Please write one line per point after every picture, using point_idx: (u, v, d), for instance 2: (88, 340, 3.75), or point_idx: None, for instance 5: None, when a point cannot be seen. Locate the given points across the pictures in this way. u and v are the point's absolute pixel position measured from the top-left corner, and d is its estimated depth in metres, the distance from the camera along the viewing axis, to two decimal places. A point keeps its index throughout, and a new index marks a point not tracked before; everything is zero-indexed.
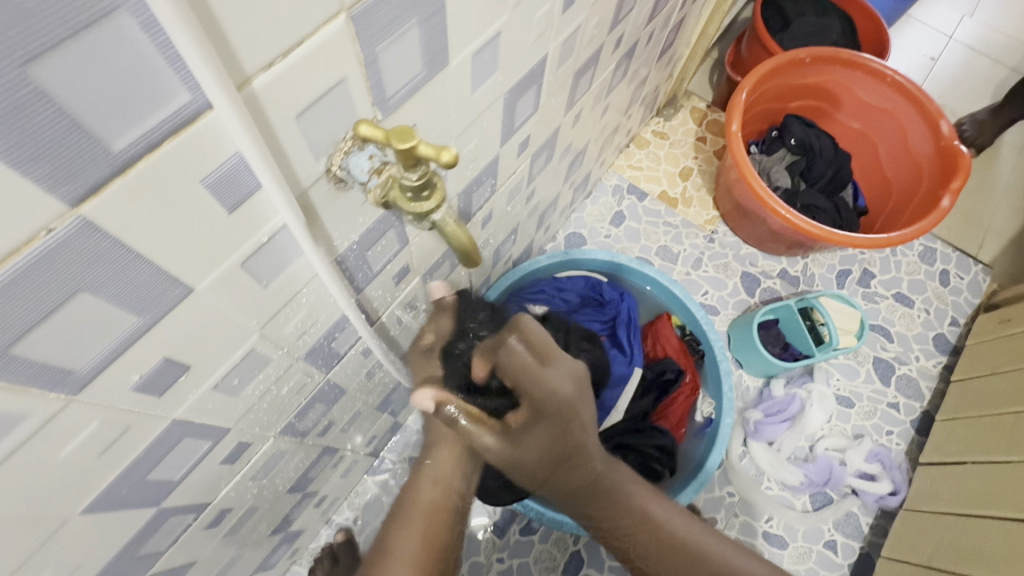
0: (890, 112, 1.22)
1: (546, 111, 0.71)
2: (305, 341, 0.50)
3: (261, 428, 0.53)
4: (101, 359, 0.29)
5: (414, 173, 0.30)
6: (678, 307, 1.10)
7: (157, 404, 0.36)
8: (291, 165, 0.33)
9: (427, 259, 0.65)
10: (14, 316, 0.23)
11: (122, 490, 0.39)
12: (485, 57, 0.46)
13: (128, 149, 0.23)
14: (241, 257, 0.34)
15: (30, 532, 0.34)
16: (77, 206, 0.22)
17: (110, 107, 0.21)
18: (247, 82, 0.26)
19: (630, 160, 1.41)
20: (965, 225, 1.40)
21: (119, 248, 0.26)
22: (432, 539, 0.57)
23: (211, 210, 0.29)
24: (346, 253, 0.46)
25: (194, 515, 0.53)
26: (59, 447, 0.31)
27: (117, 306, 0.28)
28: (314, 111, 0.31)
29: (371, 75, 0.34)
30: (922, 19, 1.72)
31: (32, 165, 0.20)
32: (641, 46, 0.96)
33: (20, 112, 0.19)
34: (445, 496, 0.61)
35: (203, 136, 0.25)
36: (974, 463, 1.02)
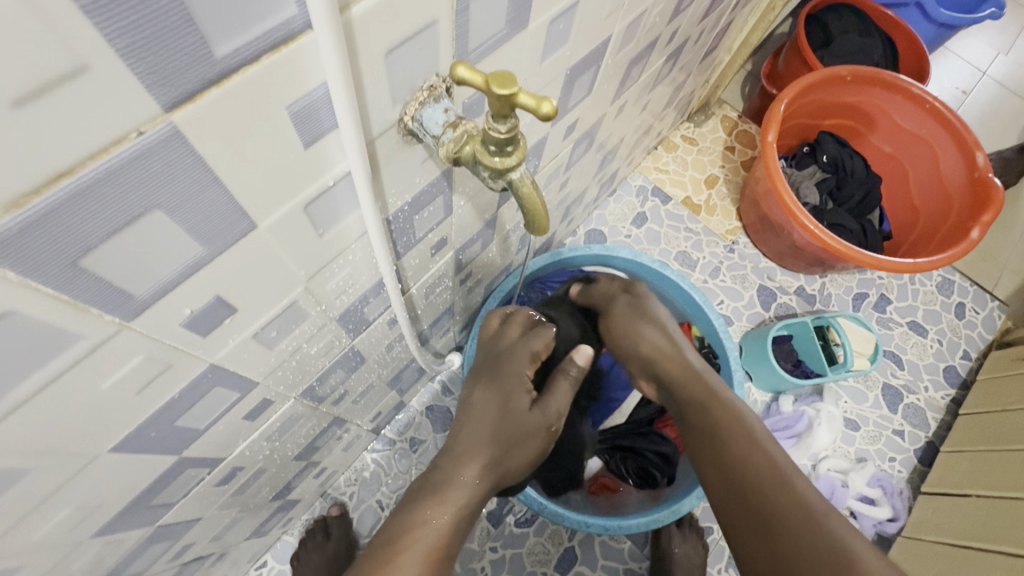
0: (925, 139, 1.21)
1: (597, 96, 0.69)
2: (342, 302, 0.48)
3: (285, 387, 0.52)
4: (160, 287, 0.28)
5: (503, 125, 0.30)
6: (701, 320, 1.08)
7: (200, 344, 0.34)
8: (369, 107, 0.31)
9: (463, 234, 0.64)
10: (87, 224, 0.22)
11: (151, 433, 0.38)
12: (560, 26, 0.44)
13: (229, 57, 0.21)
14: (305, 201, 0.32)
15: (61, 464, 0.33)
16: (171, 111, 0.21)
17: (221, 4, 0.19)
18: (348, 8, 0.24)
19: (657, 162, 1.40)
20: (984, 259, 1.39)
21: (199, 168, 0.24)
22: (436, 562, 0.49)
23: (287, 143, 0.27)
24: (396, 215, 0.45)
25: (208, 470, 0.51)
26: (103, 378, 0.29)
27: (186, 232, 0.26)
28: (400, 53, 0.30)
29: (459, 23, 0.32)
30: (958, 52, 1.72)
31: (135, 56, 0.18)
32: (690, 44, 0.95)
33: None
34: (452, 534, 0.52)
35: (296, 57, 0.24)
36: (978, 497, 1.01)
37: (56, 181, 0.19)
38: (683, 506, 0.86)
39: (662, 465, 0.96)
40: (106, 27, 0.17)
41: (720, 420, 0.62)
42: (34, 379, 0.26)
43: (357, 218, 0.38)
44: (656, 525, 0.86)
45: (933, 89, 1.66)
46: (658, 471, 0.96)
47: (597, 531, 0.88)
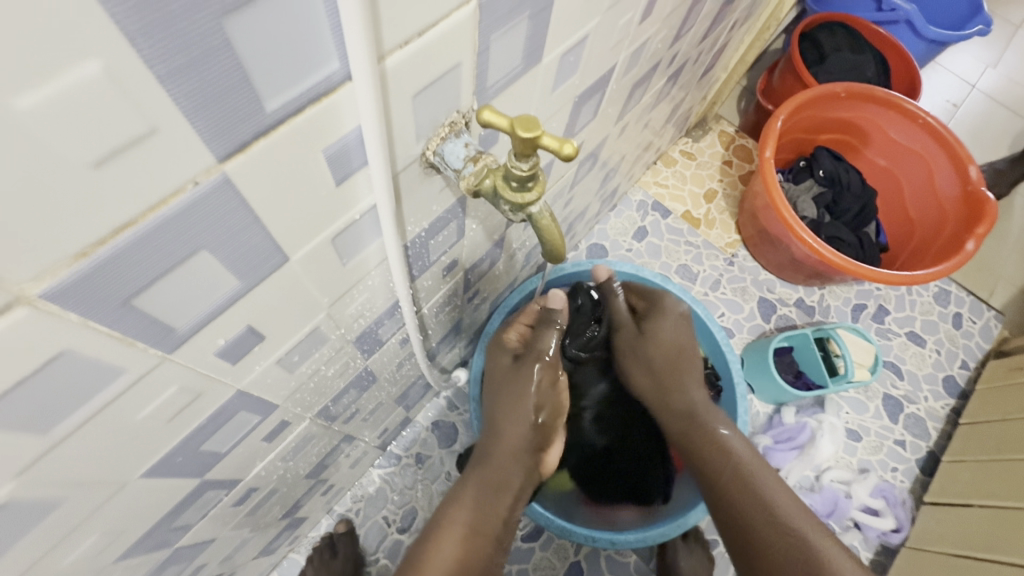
0: (918, 153, 1.24)
1: (602, 119, 0.71)
2: (359, 325, 0.49)
3: (301, 409, 0.53)
4: (198, 321, 0.29)
5: (525, 163, 0.32)
6: (704, 336, 1.10)
7: (228, 372, 0.36)
8: (396, 144, 0.32)
9: (473, 254, 0.65)
10: (142, 267, 0.23)
11: (178, 458, 0.38)
12: (570, 59, 0.46)
13: (277, 111, 0.23)
14: (333, 232, 0.33)
15: (94, 492, 0.34)
16: (223, 162, 0.22)
17: (276, 66, 0.21)
18: (384, 58, 0.26)
19: (656, 177, 1.42)
20: (979, 270, 1.41)
21: (243, 209, 0.25)
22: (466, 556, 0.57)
23: (321, 182, 0.29)
24: (413, 240, 0.46)
25: (226, 491, 0.52)
26: (140, 408, 0.31)
27: (226, 269, 0.28)
28: (426, 94, 0.31)
29: (480, 63, 0.34)
30: (947, 66, 1.76)
31: (198, 117, 0.20)
32: (688, 66, 0.97)
33: (204, 60, 0.19)
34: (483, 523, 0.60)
35: (336, 105, 0.25)
36: (980, 506, 1.02)
37: (119, 231, 0.21)
38: (689, 520, 0.86)
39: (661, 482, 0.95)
40: (175, 93, 0.19)
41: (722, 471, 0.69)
42: (79, 413, 0.27)
43: (378, 247, 0.40)
44: (661, 540, 0.87)
45: (925, 103, 1.69)
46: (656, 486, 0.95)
47: (604, 545, 0.89)
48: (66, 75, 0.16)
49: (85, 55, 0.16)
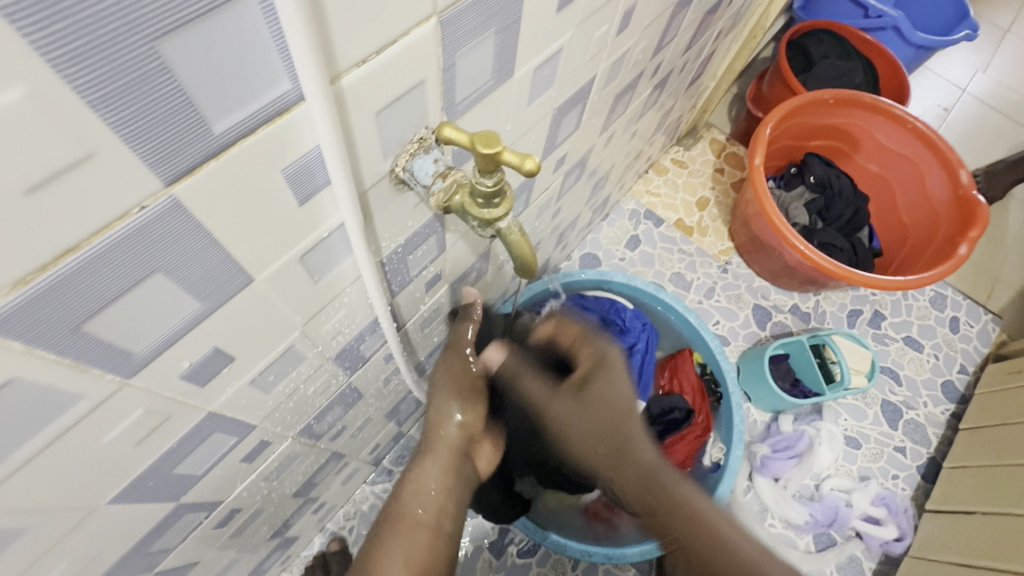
0: (908, 157, 1.24)
1: (585, 130, 0.71)
2: (338, 342, 0.49)
3: (282, 427, 0.52)
4: (159, 344, 0.28)
5: (490, 179, 0.32)
6: (700, 344, 1.09)
7: (197, 395, 0.35)
8: (361, 163, 0.32)
9: (457, 268, 0.65)
10: (90, 292, 0.23)
11: (149, 482, 0.38)
12: (545, 72, 0.46)
13: (227, 133, 0.22)
14: (300, 251, 0.33)
15: (60, 519, 0.33)
16: (171, 185, 0.22)
17: (220, 89, 0.21)
18: (339, 77, 0.26)
19: (648, 186, 1.42)
20: (975, 272, 1.41)
21: (199, 231, 0.25)
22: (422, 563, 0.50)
23: (283, 202, 0.28)
24: (390, 256, 0.46)
25: (206, 513, 0.51)
26: (102, 434, 0.30)
27: (186, 291, 0.27)
28: (391, 111, 0.31)
29: (446, 79, 0.34)
30: (937, 71, 1.77)
31: (139, 140, 0.20)
32: (674, 75, 0.97)
33: (140, 83, 0.18)
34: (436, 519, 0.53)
35: (290, 125, 0.25)
36: (982, 514, 1.01)
37: (63, 256, 0.20)
38: None
39: None
40: (110, 117, 0.18)
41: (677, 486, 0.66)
42: (35, 441, 0.26)
43: (351, 264, 0.39)
44: (659, 553, 0.85)
45: (916, 108, 1.70)
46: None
47: (600, 561, 0.87)
48: None
49: (9, 82, 0.16)
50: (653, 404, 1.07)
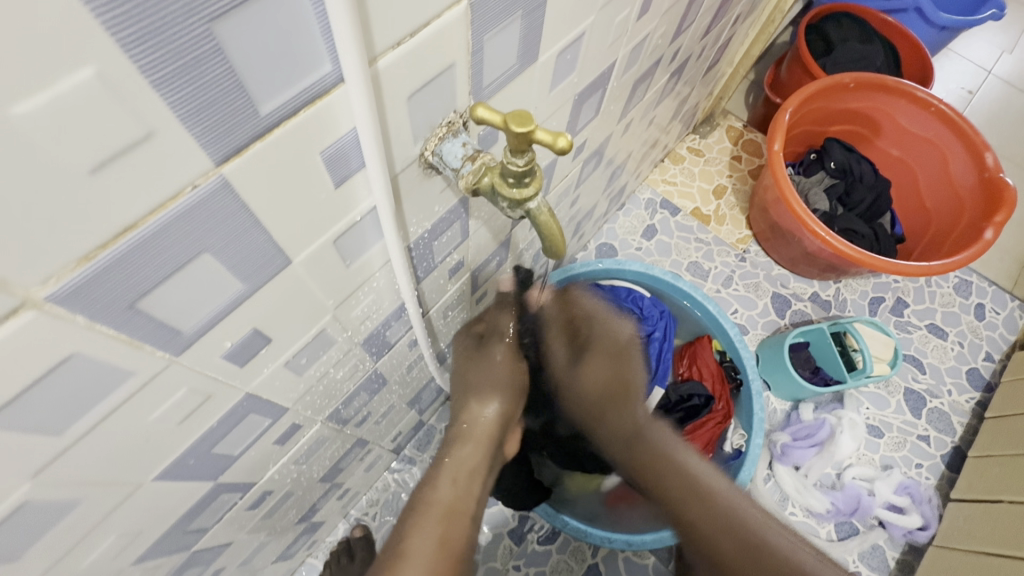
0: (932, 141, 1.21)
1: (605, 116, 0.71)
2: (366, 327, 0.50)
3: (312, 411, 0.53)
4: (204, 323, 0.29)
5: (521, 159, 0.32)
6: (718, 331, 1.08)
7: (237, 375, 0.36)
8: (392, 146, 0.33)
9: (479, 255, 0.65)
10: (144, 270, 0.23)
11: (191, 460, 0.39)
12: (568, 57, 0.46)
13: (272, 115, 0.23)
14: (336, 234, 0.34)
15: (109, 493, 0.34)
16: (220, 164, 0.23)
17: (269, 70, 0.22)
18: (375, 61, 0.26)
19: (664, 174, 1.41)
20: (1002, 259, 1.37)
21: (244, 212, 0.26)
22: (447, 536, 0.49)
23: (321, 184, 0.29)
24: (417, 242, 0.46)
25: (240, 494, 0.53)
26: (150, 410, 0.31)
27: (230, 272, 0.28)
28: (422, 94, 0.32)
29: (474, 63, 0.34)
30: (962, 52, 1.72)
31: (194, 120, 0.21)
32: (692, 61, 0.96)
33: (197, 65, 0.19)
34: (461, 500, 0.53)
35: (329, 108, 0.26)
36: (1009, 502, 0.99)
37: (121, 234, 0.21)
38: None
39: None
40: (168, 98, 0.19)
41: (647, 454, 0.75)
42: (91, 415, 0.28)
43: (380, 248, 0.40)
44: (679, 538, 0.85)
45: (940, 90, 1.65)
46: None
47: (620, 547, 0.87)
48: (63, 83, 0.16)
49: (79, 62, 0.16)
50: (671, 393, 1.07)
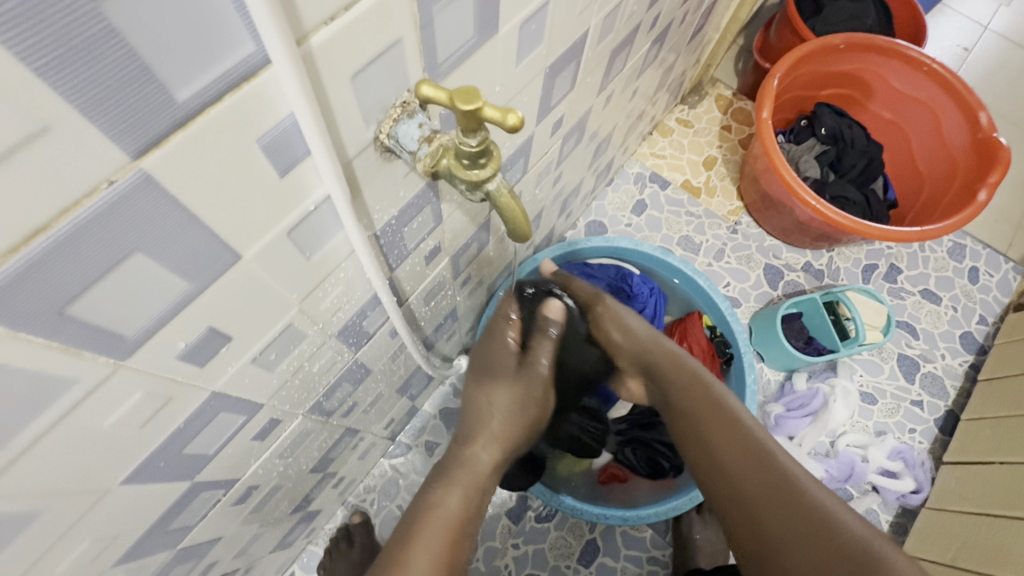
0: (924, 102, 1.18)
1: (581, 90, 0.69)
2: (339, 318, 0.49)
3: (291, 406, 0.52)
4: (150, 325, 0.28)
5: (473, 140, 0.31)
6: (709, 307, 1.07)
7: (198, 375, 0.35)
8: (338, 132, 0.31)
9: (458, 239, 0.64)
10: (69, 275, 0.22)
11: (160, 463, 0.38)
12: (532, 27, 0.44)
13: (191, 101, 0.22)
14: (289, 225, 0.32)
15: (74, 500, 0.34)
16: (139, 158, 0.21)
17: (178, 51, 0.20)
18: (306, 39, 0.25)
19: (653, 148, 1.38)
20: (995, 220, 1.36)
21: (175, 209, 0.24)
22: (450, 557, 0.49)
23: (262, 174, 0.28)
24: (384, 229, 0.45)
25: (224, 491, 0.52)
26: (105, 416, 0.30)
27: (171, 271, 0.27)
28: (367, 73, 0.30)
29: (425, 38, 0.32)
30: (956, 9, 1.67)
31: (96, 111, 0.19)
32: (674, 27, 0.93)
33: (89, 47, 0.18)
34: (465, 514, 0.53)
35: (259, 92, 0.24)
36: (1001, 463, 1.00)
37: (32, 238, 0.20)
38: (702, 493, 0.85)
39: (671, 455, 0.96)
40: (61, 87, 0.18)
41: (694, 408, 0.63)
42: (36, 425, 0.27)
43: (342, 239, 0.39)
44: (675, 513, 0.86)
45: (933, 49, 1.61)
46: (665, 460, 0.96)
47: (616, 523, 0.88)
48: None
49: None
50: None
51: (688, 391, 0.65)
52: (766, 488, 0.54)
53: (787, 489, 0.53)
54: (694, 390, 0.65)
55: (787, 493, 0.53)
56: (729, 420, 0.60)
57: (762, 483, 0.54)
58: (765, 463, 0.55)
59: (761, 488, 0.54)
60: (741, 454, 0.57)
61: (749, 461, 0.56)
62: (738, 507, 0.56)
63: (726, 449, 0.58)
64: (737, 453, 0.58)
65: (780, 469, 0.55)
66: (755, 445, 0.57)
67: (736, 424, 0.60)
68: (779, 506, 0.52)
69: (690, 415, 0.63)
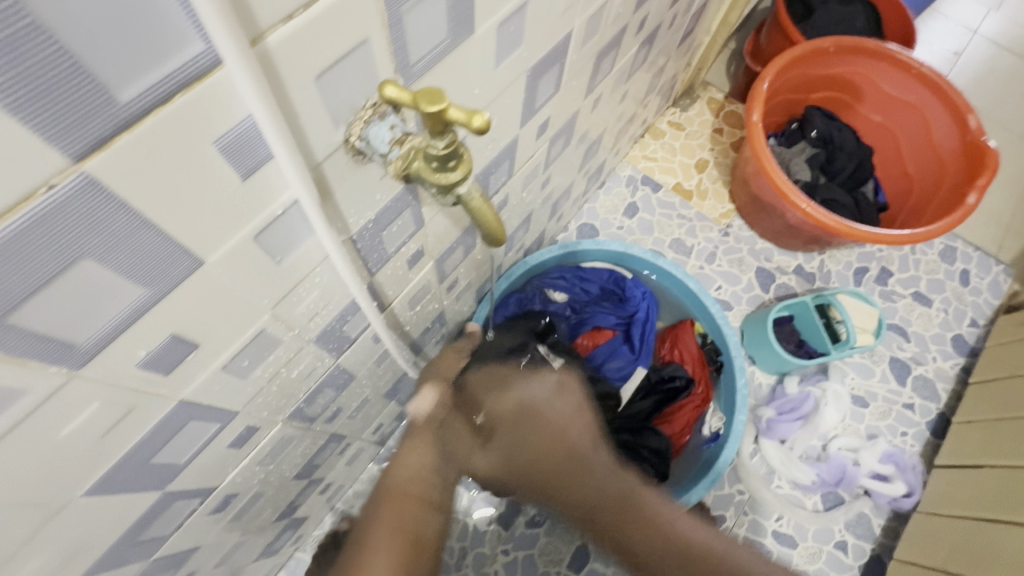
0: (913, 105, 1.19)
1: (567, 93, 0.68)
2: (317, 324, 0.48)
3: (268, 413, 0.51)
4: (105, 333, 0.27)
5: (442, 141, 0.30)
6: (701, 312, 1.07)
7: (163, 383, 0.34)
8: (303, 134, 0.30)
9: (442, 243, 0.63)
10: (8, 282, 0.21)
11: (126, 473, 0.37)
12: (511, 29, 0.43)
13: (136, 101, 0.21)
14: (255, 229, 0.32)
15: (31, 512, 0.33)
16: (80, 160, 0.20)
17: (118, 49, 0.19)
18: (261, 38, 0.24)
19: (645, 151, 1.38)
20: (986, 222, 1.36)
21: (125, 213, 0.24)
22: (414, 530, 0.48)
23: (221, 177, 0.27)
24: (361, 233, 0.44)
25: (199, 500, 0.51)
26: (59, 427, 0.29)
27: (124, 276, 0.26)
28: (332, 74, 0.29)
29: (394, 37, 0.31)
30: (947, 13, 1.68)
31: (28, 112, 0.18)
32: (663, 30, 0.93)
33: (15, 43, 0.17)
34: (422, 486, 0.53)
35: (212, 93, 0.23)
36: (991, 467, 0.99)
37: None
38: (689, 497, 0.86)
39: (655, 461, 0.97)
40: None
41: (625, 520, 0.71)
42: None
43: (315, 243, 0.38)
44: None
45: (924, 53, 1.61)
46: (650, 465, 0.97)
47: None
48: None
49: None
50: (654, 372, 1.04)
51: (622, 507, 0.72)
52: (701, 567, 0.65)
53: (715, 568, 0.65)
54: (623, 503, 0.72)
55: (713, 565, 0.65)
56: (655, 519, 0.70)
57: (692, 560, 0.66)
58: (697, 558, 0.66)
59: (698, 567, 0.65)
60: (672, 549, 0.67)
61: (681, 563, 0.66)
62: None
63: (660, 561, 0.67)
64: (670, 549, 0.67)
65: (701, 548, 0.67)
66: (685, 546, 0.67)
67: (667, 533, 0.69)
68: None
69: (623, 534, 0.70)
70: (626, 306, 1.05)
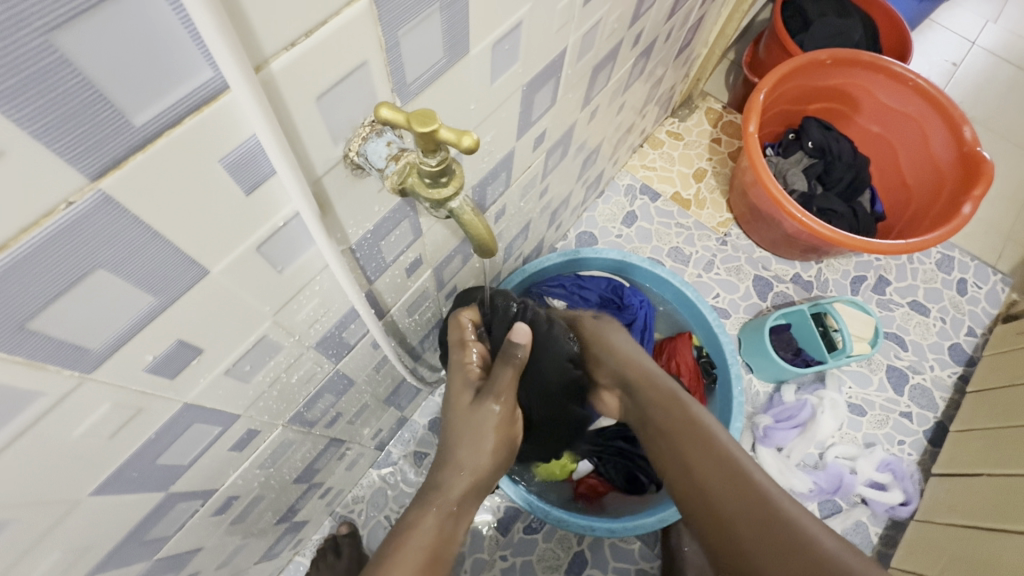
0: (908, 116, 1.20)
1: (564, 105, 0.70)
2: (317, 330, 0.49)
3: (270, 416, 0.53)
4: (116, 339, 0.29)
5: (434, 159, 0.32)
6: (698, 321, 1.08)
7: (169, 386, 0.36)
8: (303, 151, 0.32)
9: (440, 251, 0.64)
10: (28, 291, 0.23)
11: (132, 473, 0.39)
12: (506, 47, 0.45)
13: (149, 124, 0.22)
14: (258, 240, 0.33)
15: (42, 510, 0.34)
16: (97, 179, 0.22)
17: (134, 77, 0.21)
18: (265, 64, 0.26)
19: (644, 160, 1.39)
20: (983, 232, 1.37)
21: (137, 226, 0.25)
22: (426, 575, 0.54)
23: (226, 193, 0.28)
24: (360, 243, 0.46)
25: (201, 502, 0.53)
26: (70, 428, 0.31)
27: (135, 285, 0.28)
28: (332, 95, 0.31)
29: (391, 59, 0.33)
30: (944, 24, 1.70)
31: (51, 137, 0.20)
32: (659, 43, 0.94)
33: (41, 76, 0.19)
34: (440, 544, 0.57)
35: (217, 117, 0.25)
36: (989, 475, 1.00)
37: None
38: None
39: (648, 469, 0.98)
40: (17, 115, 0.19)
41: (674, 421, 0.67)
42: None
43: (315, 253, 0.39)
44: (660, 525, 0.86)
45: (921, 64, 1.63)
46: (642, 474, 0.98)
47: (602, 534, 0.88)
48: None
49: None
50: None
51: (676, 414, 0.68)
52: (747, 517, 0.58)
53: (769, 517, 0.57)
54: (677, 410, 0.68)
55: (769, 518, 0.57)
56: (707, 437, 0.64)
57: (739, 508, 0.59)
58: (750, 496, 0.59)
59: (740, 513, 0.59)
60: (724, 482, 0.61)
61: (731, 491, 0.60)
62: (719, 526, 0.60)
63: (705, 470, 0.63)
64: (716, 480, 0.61)
65: (762, 496, 0.59)
66: (738, 473, 0.61)
67: (714, 445, 0.64)
68: (757, 526, 0.57)
69: (672, 440, 0.67)
70: (625, 313, 1.06)
